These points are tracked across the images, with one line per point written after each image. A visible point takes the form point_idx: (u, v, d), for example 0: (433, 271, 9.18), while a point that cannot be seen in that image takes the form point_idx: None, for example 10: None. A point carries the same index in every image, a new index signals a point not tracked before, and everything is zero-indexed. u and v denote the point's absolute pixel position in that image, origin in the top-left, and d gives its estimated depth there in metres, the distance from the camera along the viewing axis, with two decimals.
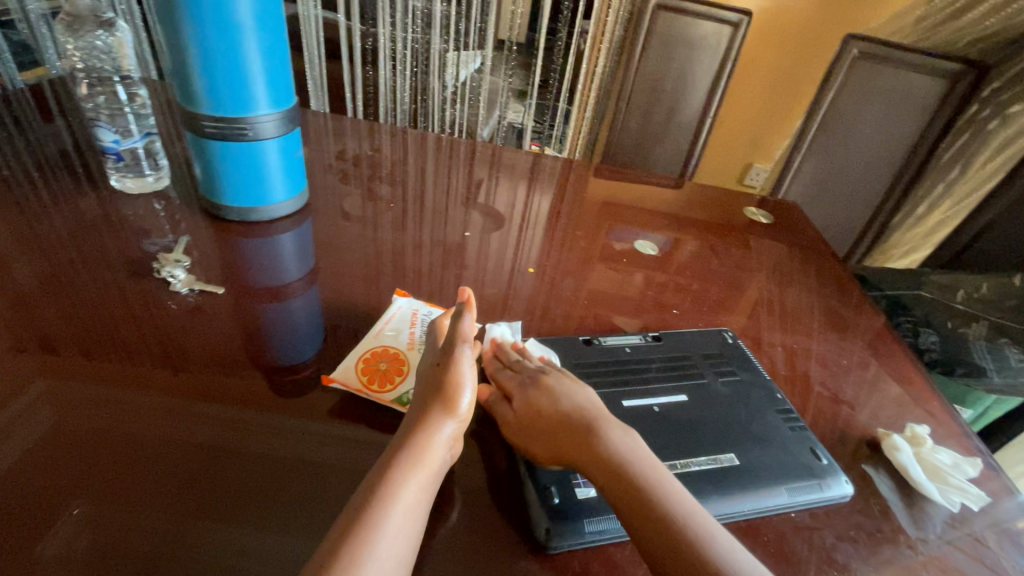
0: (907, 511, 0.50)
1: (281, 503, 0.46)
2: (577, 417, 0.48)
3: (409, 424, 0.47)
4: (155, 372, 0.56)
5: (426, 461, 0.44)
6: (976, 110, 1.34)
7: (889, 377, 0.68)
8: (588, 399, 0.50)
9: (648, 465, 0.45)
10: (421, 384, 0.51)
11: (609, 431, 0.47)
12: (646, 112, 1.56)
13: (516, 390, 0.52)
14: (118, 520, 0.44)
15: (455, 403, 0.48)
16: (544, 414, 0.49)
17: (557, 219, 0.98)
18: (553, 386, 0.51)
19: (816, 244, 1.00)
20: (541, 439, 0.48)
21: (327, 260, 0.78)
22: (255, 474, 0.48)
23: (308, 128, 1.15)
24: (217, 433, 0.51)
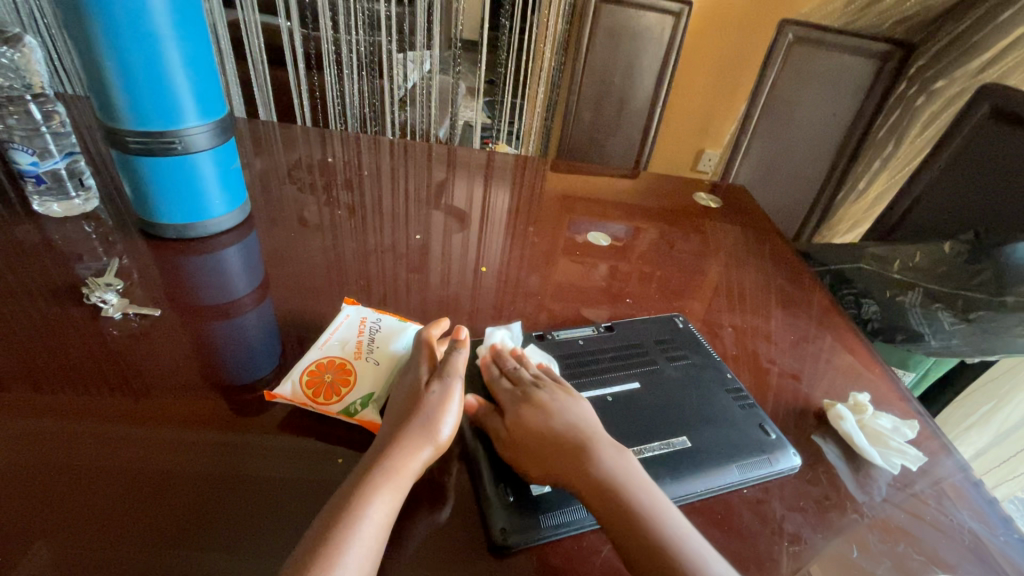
0: (852, 477, 0.52)
1: (234, 519, 0.45)
2: (570, 437, 0.46)
3: (384, 445, 0.45)
4: (96, 397, 0.53)
5: (397, 484, 0.43)
6: (905, 88, 1.41)
7: (836, 349, 0.71)
8: (583, 414, 0.48)
9: (634, 479, 0.43)
10: (400, 405, 0.49)
11: (603, 453, 0.45)
12: (598, 104, 1.57)
13: (513, 401, 0.49)
14: (82, 557, 0.41)
15: (436, 428, 0.46)
16: (535, 429, 0.46)
17: (513, 216, 0.98)
18: (546, 401, 0.49)
19: (765, 225, 1.03)
20: (529, 453, 0.46)
21: (275, 272, 0.75)
22: (208, 494, 0.46)
23: (253, 137, 1.11)
24: (164, 455, 0.49)
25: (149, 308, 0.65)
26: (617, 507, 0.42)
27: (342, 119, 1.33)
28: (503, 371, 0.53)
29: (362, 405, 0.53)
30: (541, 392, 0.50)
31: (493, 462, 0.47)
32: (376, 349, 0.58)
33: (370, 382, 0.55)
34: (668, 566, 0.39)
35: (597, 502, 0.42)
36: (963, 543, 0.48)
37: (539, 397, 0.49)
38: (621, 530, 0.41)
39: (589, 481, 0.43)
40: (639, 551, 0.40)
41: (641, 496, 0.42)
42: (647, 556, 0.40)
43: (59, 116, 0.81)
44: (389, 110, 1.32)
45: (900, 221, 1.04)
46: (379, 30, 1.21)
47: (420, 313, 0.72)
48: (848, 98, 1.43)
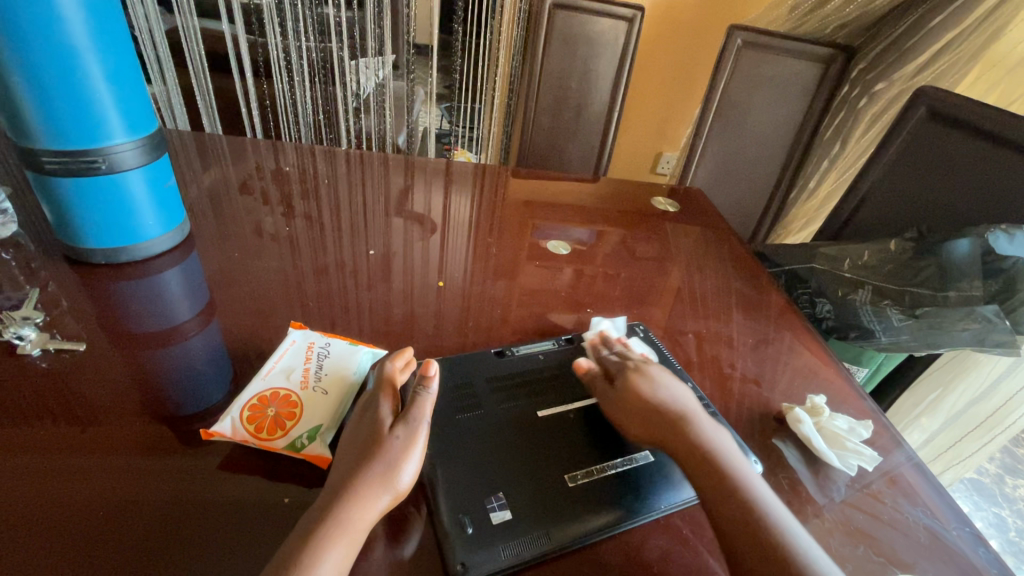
0: (813, 480, 0.52)
1: (182, 549, 0.42)
2: (670, 406, 0.49)
3: (338, 491, 0.42)
4: (24, 431, 0.50)
5: (348, 540, 0.40)
6: (848, 90, 1.49)
7: (792, 350, 0.72)
8: (680, 388, 0.52)
9: (731, 448, 0.47)
10: (356, 447, 0.45)
11: (700, 420, 0.49)
12: (555, 110, 1.56)
13: (621, 371, 0.54)
14: None
15: (394, 477, 0.43)
16: (641, 395, 0.50)
17: (472, 224, 0.95)
18: (654, 373, 0.53)
19: (723, 227, 1.04)
20: (636, 417, 0.50)
21: (218, 294, 0.71)
22: (151, 526, 0.44)
23: (194, 150, 1.05)
24: (99, 490, 0.46)
25: (73, 342, 0.60)
26: (710, 473, 0.45)
27: (294, 127, 1.28)
28: (614, 352, 0.58)
29: (309, 438, 0.49)
30: (646, 364, 0.54)
31: (450, 491, 0.45)
32: (325, 378, 0.55)
33: (318, 413, 0.51)
34: (755, 527, 0.42)
35: (693, 466, 0.46)
36: (920, 540, 0.49)
37: (649, 370, 0.53)
38: (719, 496, 0.44)
39: (687, 448, 0.46)
40: (724, 510, 0.43)
41: (733, 462, 0.46)
42: (736, 517, 0.42)
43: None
44: (343, 118, 1.28)
45: (849, 219, 1.07)
46: (329, 37, 1.17)
47: (378, 330, 0.69)
48: (796, 100, 1.48)
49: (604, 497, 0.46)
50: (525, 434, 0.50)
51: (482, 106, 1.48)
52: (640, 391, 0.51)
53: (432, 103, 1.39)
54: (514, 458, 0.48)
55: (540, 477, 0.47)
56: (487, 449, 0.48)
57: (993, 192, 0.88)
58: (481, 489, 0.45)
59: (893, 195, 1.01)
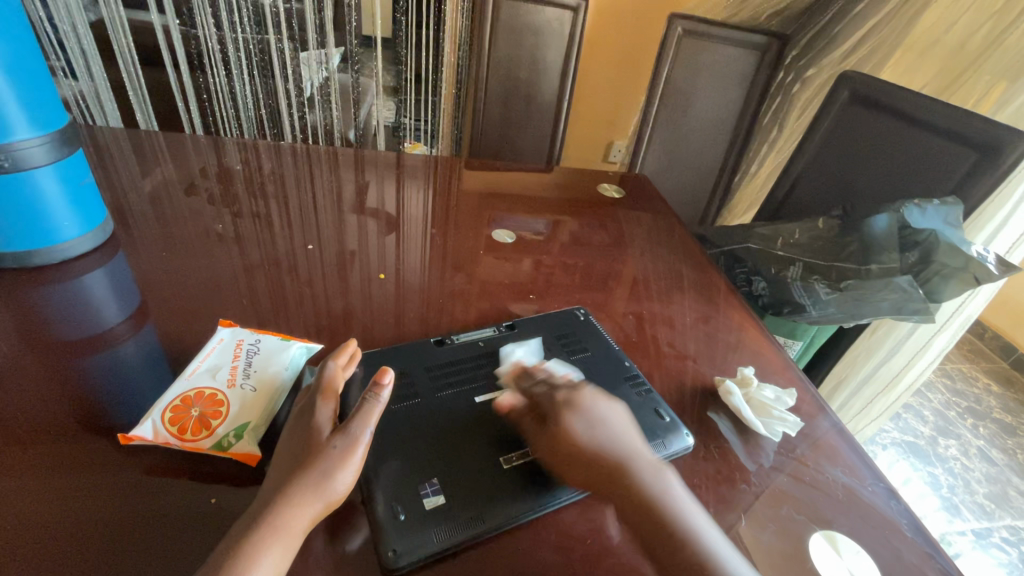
0: (743, 448, 0.55)
1: (91, 569, 0.40)
2: (603, 456, 0.45)
3: (273, 494, 0.41)
4: None
5: (278, 547, 0.39)
6: (783, 77, 1.52)
7: (728, 326, 0.75)
8: (612, 420, 0.48)
9: (671, 491, 0.44)
10: (293, 451, 0.43)
11: (638, 464, 0.45)
12: (505, 101, 1.56)
13: (549, 409, 0.49)
14: None
15: (330, 486, 0.41)
16: (568, 443, 0.46)
17: (417, 217, 0.95)
18: (586, 407, 0.48)
19: (669, 212, 1.07)
20: (569, 467, 0.46)
21: (146, 295, 0.68)
22: (58, 544, 0.41)
23: (122, 148, 1.00)
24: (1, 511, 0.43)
25: None
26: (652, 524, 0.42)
27: (235, 122, 1.23)
28: (539, 379, 0.52)
29: (236, 437, 0.48)
30: (568, 395, 0.49)
31: (387, 480, 0.45)
32: (254, 374, 0.54)
33: (246, 411, 0.50)
34: None
35: (638, 518, 0.43)
36: (836, 497, 0.52)
37: (578, 403, 0.48)
38: (673, 561, 0.41)
39: (632, 501, 0.44)
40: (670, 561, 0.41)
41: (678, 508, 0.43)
42: None
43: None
44: (286, 112, 1.24)
45: (785, 200, 1.12)
46: (267, 27, 1.13)
47: (318, 326, 0.68)
48: (734, 87, 1.53)
49: (539, 476, 0.47)
50: (462, 419, 0.50)
51: (436, 98, 1.46)
52: (574, 434, 0.46)
53: (384, 96, 1.33)
54: (449, 447, 0.48)
55: (473, 464, 0.47)
56: (423, 436, 0.48)
57: (909, 168, 0.93)
58: (416, 475, 0.46)
59: (822, 177, 1.06)
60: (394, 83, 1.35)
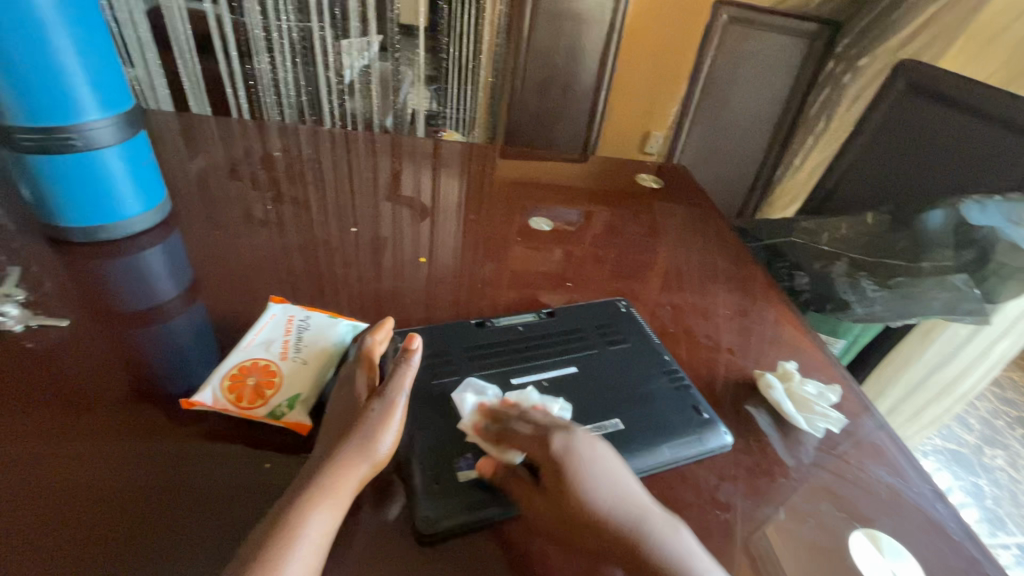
0: (781, 442, 0.54)
1: (156, 525, 0.44)
2: (613, 522, 0.42)
3: (322, 458, 0.43)
4: (13, 409, 0.52)
5: (329, 501, 0.41)
6: (833, 66, 1.45)
7: (769, 321, 0.74)
8: (606, 478, 0.43)
9: (689, 554, 0.41)
10: (340, 421, 0.46)
11: (651, 527, 0.42)
12: (542, 89, 1.52)
13: (545, 467, 0.43)
14: (21, 561, 0.41)
15: (372, 444, 0.44)
16: (578, 506, 0.42)
17: (451, 203, 0.96)
18: (574, 455, 0.43)
19: (707, 205, 1.05)
20: (568, 529, 0.43)
21: (201, 272, 0.72)
22: (126, 501, 0.45)
23: (175, 131, 1.04)
24: (74, 470, 0.47)
25: (57, 318, 0.61)
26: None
27: (278, 107, 1.27)
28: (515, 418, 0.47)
29: (289, 407, 0.51)
30: (561, 449, 0.43)
31: (422, 457, 0.46)
32: (304, 349, 0.56)
33: (297, 383, 0.52)
34: None
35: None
36: (876, 495, 0.51)
37: (569, 452, 0.43)
38: None
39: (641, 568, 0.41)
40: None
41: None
42: None
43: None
44: (327, 99, 1.27)
45: (830, 195, 1.08)
46: (309, 15, 1.16)
47: (360, 308, 0.70)
48: (781, 78, 1.50)
49: None
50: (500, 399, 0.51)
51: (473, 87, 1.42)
52: (568, 494, 0.42)
53: (421, 85, 1.34)
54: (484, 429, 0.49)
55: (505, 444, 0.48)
56: (464, 416, 0.50)
57: (968, 162, 0.88)
58: (451, 449, 0.47)
59: (871, 173, 1.02)
60: (433, 73, 1.36)
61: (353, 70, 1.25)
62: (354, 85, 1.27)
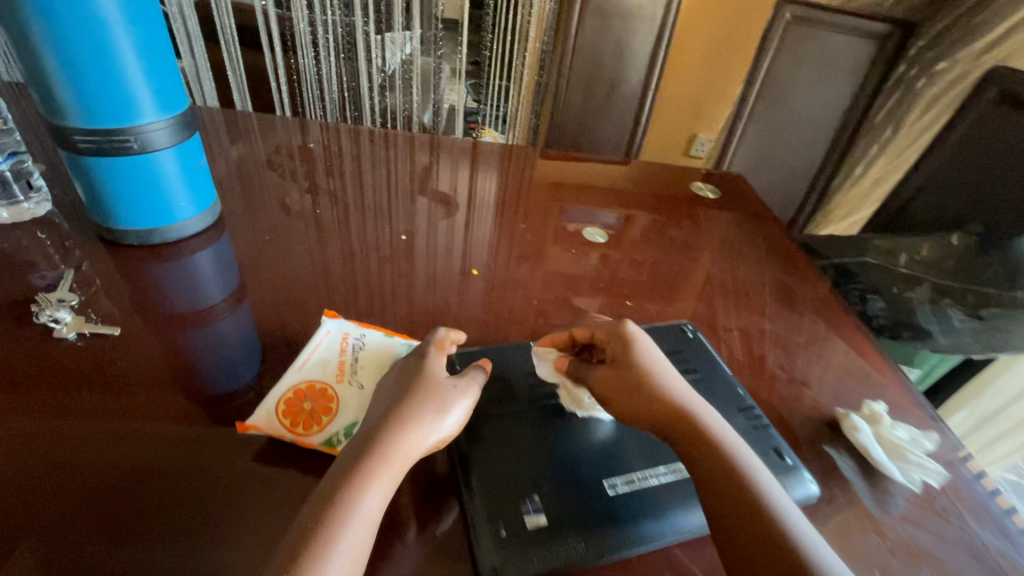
0: (870, 492, 0.50)
1: (204, 527, 0.44)
2: (670, 395, 0.48)
3: (389, 415, 0.44)
4: (66, 398, 0.52)
5: (388, 474, 0.41)
6: (905, 69, 1.35)
7: (844, 349, 0.68)
8: (666, 366, 0.50)
9: (736, 440, 0.46)
10: (402, 385, 0.47)
11: (703, 409, 0.47)
12: (587, 87, 1.48)
13: (617, 346, 0.51)
14: (74, 554, 0.41)
15: (442, 420, 0.45)
16: (643, 375, 0.49)
17: (495, 206, 0.92)
18: (632, 344, 0.51)
19: (768, 217, 0.98)
20: (627, 399, 0.48)
21: (249, 277, 0.70)
22: (177, 499, 0.45)
23: (221, 126, 1.03)
24: (126, 465, 0.47)
25: (108, 327, 0.60)
26: (711, 461, 0.44)
27: (320, 104, 1.25)
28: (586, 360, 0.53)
29: (345, 435, 0.49)
30: (632, 334, 0.51)
31: (483, 497, 0.44)
32: (360, 372, 0.55)
33: (353, 409, 0.52)
34: (770, 536, 0.40)
35: (696, 453, 0.44)
36: (986, 564, 0.46)
37: (629, 345, 0.51)
38: (734, 495, 0.42)
39: (692, 438, 0.45)
40: (735, 504, 0.42)
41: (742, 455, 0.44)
42: (746, 518, 0.41)
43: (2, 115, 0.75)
44: (368, 95, 1.23)
45: None
46: (354, 9, 1.10)
47: (408, 320, 0.68)
48: (843, 82, 1.42)
49: (646, 508, 0.45)
50: (568, 438, 0.49)
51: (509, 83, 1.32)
52: (627, 371, 0.49)
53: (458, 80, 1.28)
54: (546, 467, 0.47)
55: (570, 483, 0.46)
56: (523, 453, 0.47)
57: None
58: (517, 489, 0.45)
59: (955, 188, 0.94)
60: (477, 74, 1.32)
61: (383, 70, 1.20)
62: (390, 81, 1.23)
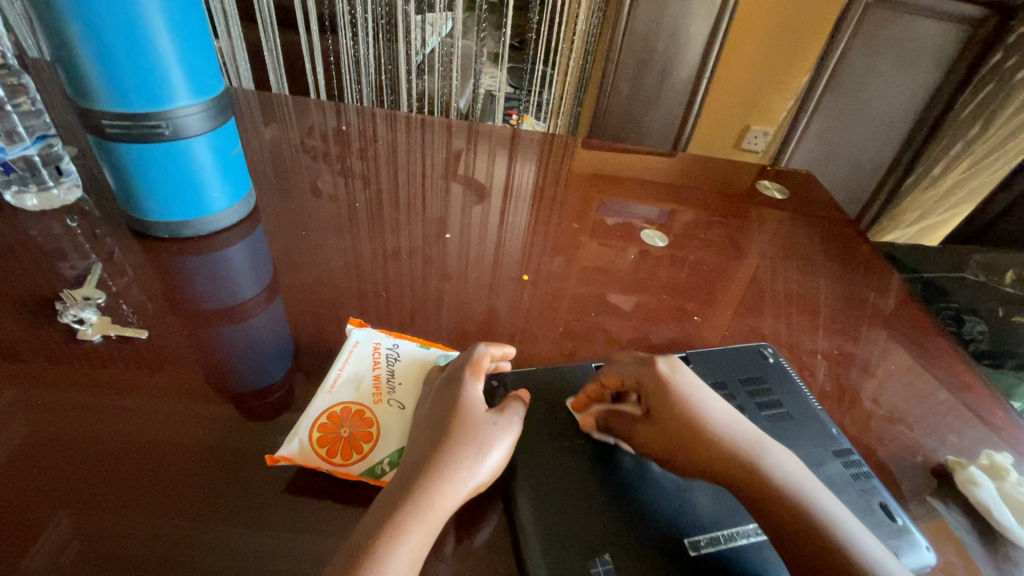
0: (988, 557, 0.44)
1: (237, 510, 0.42)
2: (726, 441, 0.43)
3: (423, 456, 0.40)
4: (103, 370, 0.52)
5: (430, 523, 0.37)
6: (1001, 58, 1.22)
7: (942, 384, 0.60)
8: (711, 404, 0.45)
9: (806, 484, 0.42)
10: (436, 418, 0.42)
11: (763, 451, 0.43)
12: (638, 73, 1.38)
13: (650, 388, 0.46)
14: (109, 528, 0.41)
15: (484, 461, 0.40)
16: (688, 422, 0.44)
17: (541, 201, 0.85)
18: (672, 385, 0.45)
19: (844, 222, 0.89)
20: (676, 449, 0.44)
21: (283, 274, 0.66)
22: (211, 478, 0.44)
23: (255, 109, 0.98)
24: (161, 442, 0.47)
25: (136, 329, 0.56)
26: (788, 518, 0.40)
27: (357, 87, 1.19)
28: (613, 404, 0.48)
29: (390, 465, 0.45)
30: (666, 373, 0.46)
31: (547, 545, 0.41)
32: (398, 389, 0.50)
33: (395, 434, 0.47)
34: None
35: (768, 508, 0.41)
36: None
37: (668, 386, 0.45)
38: (823, 559, 0.38)
39: (759, 489, 0.41)
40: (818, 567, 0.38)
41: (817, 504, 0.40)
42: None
43: (26, 92, 0.70)
44: (405, 79, 1.16)
45: None
46: None
47: (456, 326, 0.62)
48: (925, 72, 1.29)
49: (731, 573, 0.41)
50: (641, 488, 0.45)
51: (551, 69, 1.20)
52: (671, 418, 0.44)
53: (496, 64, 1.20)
54: (618, 518, 0.43)
55: (647, 539, 0.42)
56: (588, 496, 0.44)
57: None
58: (590, 542, 0.41)
59: None
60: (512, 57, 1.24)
61: (420, 52, 1.14)
62: (428, 63, 1.17)
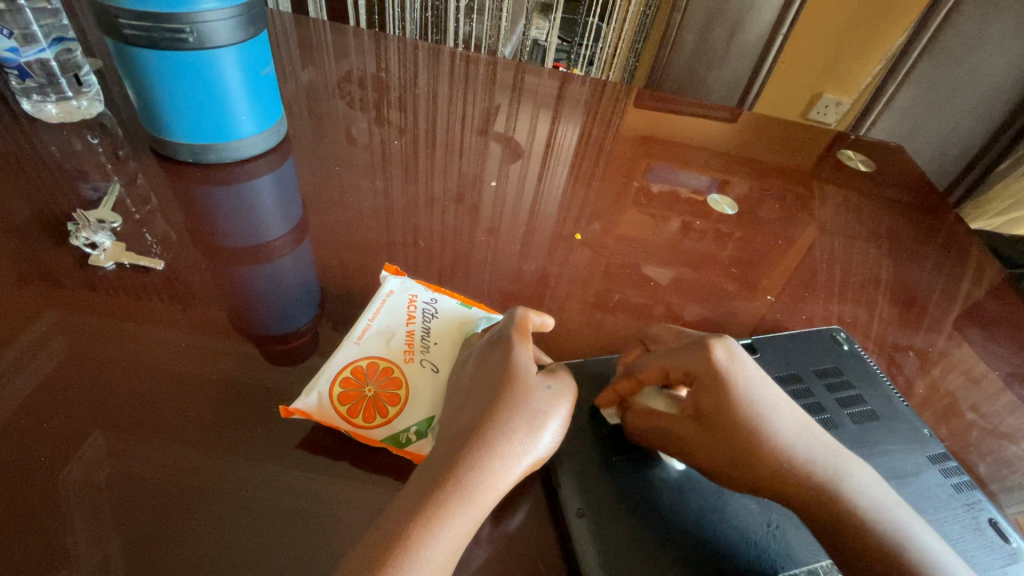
0: None
1: (265, 445, 0.40)
2: (795, 457, 0.36)
3: (466, 430, 0.34)
4: (132, 300, 0.49)
5: (477, 507, 0.32)
6: None
7: None
8: (775, 408, 0.38)
9: (883, 511, 0.35)
10: (487, 387, 0.36)
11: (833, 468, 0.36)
12: (707, 24, 1.21)
13: (705, 381, 0.38)
14: (140, 454, 0.39)
15: (536, 441, 0.34)
16: (751, 429, 0.37)
17: (592, 158, 0.77)
18: (733, 382, 0.37)
19: (934, 205, 0.78)
20: (733, 461, 0.37)
21: (311, 212, 0.61)
22: (238, 414, 0.42)
23: (291, 37, 0.92)
24: (190, 372, 0.44)
25: (153, 259, 0.52)
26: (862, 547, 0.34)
27: (400, 22, 1.10)
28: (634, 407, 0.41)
29: (416, 434, 0.41)
30: (724, 365, 0.38)
31: (600, 545, 0.36)
32: (432, 348, 0.45)
33: (426, 399, 0.42)
34: None
35: (837, 534, 0.35)
36: None
37: (730, 386, 0.37)
38: None
39: (829, 512, 0.35)
40: None
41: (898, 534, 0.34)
42: None
43: None
44: (452, 18, 1.07)
45: None
46: None
47: (499, 289, 0.57)
48: None
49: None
50: (702, 490, 0.40)
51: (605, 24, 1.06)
52: (728, 425, 0.37)
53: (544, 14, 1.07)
54: (681, 522, 0.38)
55: (709, 549, 0.37)
56: (649, 494, 0.39)
57: None
58: (654, 545, 0.37)
59: None
60: None
61: None
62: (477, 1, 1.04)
